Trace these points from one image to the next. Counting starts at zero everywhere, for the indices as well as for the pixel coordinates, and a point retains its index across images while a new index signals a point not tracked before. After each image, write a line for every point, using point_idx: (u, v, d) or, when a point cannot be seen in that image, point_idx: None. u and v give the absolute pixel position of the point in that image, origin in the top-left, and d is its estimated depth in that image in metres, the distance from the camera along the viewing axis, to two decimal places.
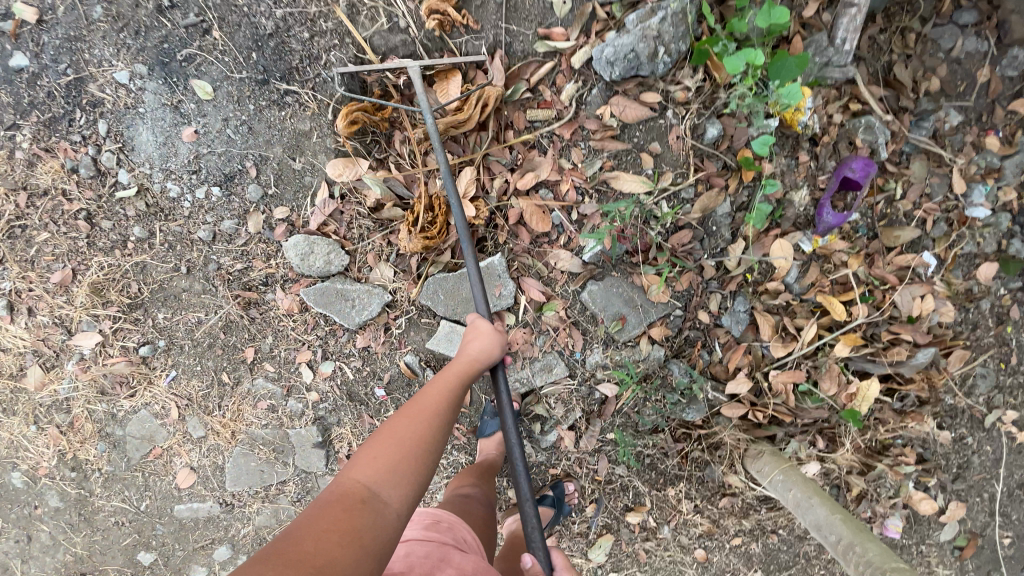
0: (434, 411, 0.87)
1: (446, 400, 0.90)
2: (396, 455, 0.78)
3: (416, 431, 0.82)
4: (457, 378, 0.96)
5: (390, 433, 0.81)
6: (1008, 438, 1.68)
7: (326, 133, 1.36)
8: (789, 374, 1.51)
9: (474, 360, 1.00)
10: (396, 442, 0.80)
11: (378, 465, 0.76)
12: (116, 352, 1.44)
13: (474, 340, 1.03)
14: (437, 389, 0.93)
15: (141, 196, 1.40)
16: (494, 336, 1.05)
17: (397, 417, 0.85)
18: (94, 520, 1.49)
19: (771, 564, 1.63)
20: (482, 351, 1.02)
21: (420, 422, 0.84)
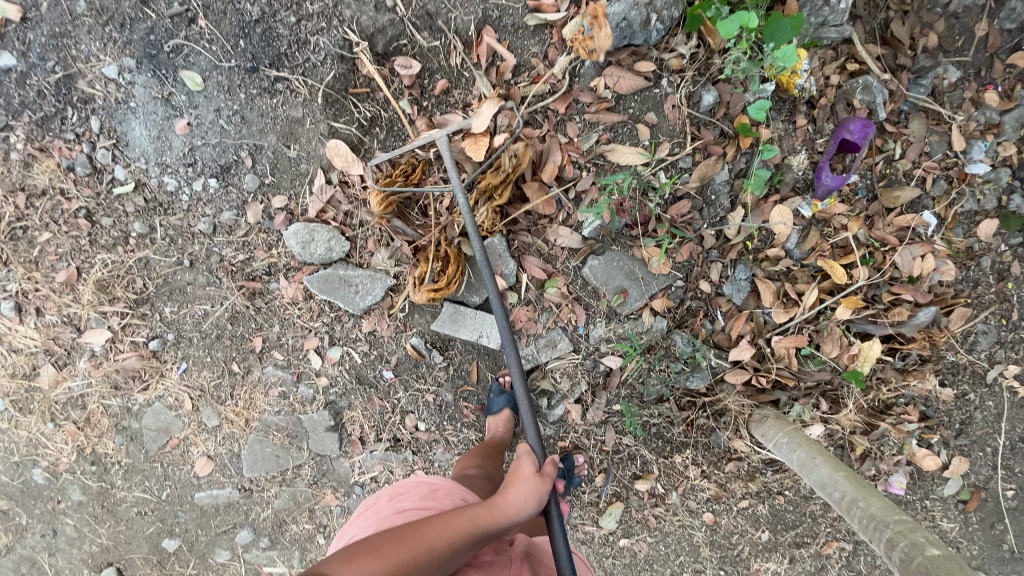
0: (439, 535, 0.88)
1: (454, 534, 0.89)
2: (375, 567, 0.81)
3: (407, 551, 0.83)
4: (478, 516, 0.93)
5: (380, 546, 0.85)
6: (1009, 393, 1.70)
7: (319, 118, 1.36)
8: (791, 339, 1.53)
9: (508, 513, 0.97)
10: (378, 555, 0.83)
11: (353, 574, 0.80)
12: (126, 347, 1.46)
13: (517, 489, 1.02)
14: (455, 521, 0.92)
15: (139, 191, 1.40)
16: (536, 483, 1.05)
17: (395, 534, 0.88)
18: (116, 511, 1.54)
19: (778, 525, 1.66)
20: (522, 499, 1.01)
21: (415, 541, 0.86)
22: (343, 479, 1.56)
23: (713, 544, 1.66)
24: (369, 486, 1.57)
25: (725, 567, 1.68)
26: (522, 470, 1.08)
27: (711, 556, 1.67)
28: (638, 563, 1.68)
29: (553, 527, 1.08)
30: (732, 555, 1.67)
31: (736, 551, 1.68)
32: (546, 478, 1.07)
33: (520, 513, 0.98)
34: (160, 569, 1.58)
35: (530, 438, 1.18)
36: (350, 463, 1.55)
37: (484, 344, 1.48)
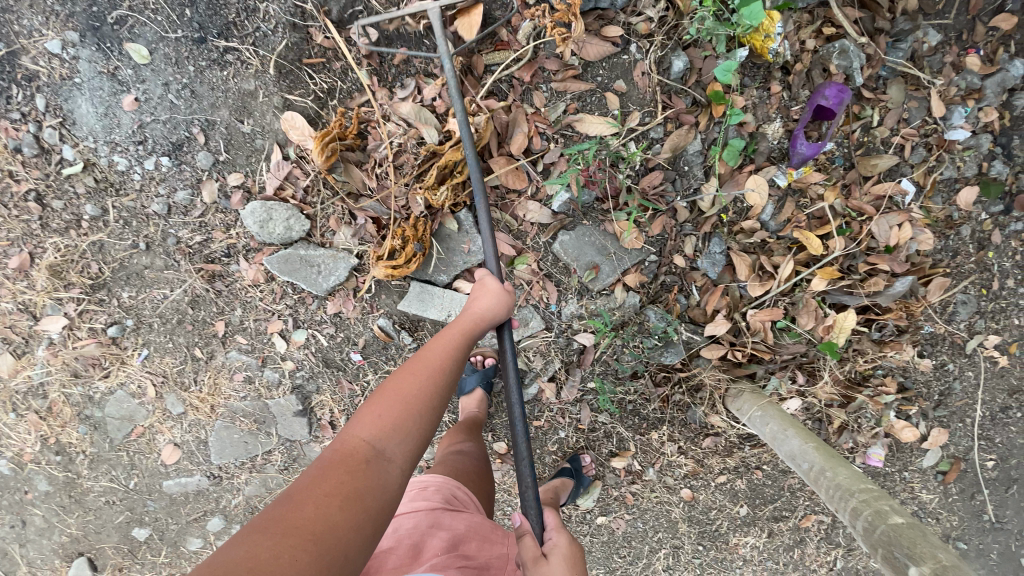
0: (438, 363, 0.88)
1: (452, 354, 0.91)
2: (398, 408, 0.79)
3: (420, 386, 0.83)
4: (464, 333, 0.97)
5: (390, 389, 0.81)
6: (989, 362, 1.68)
7: (273, 91, 1.30)
8: (767, 312, 1.50)
9: (482, 316, 1.01)
10: (395, 399, 0.80)
11: (379, 420, 0.77)
12: (85, 334, 1.42)
13: (484, 300, 1.05)
14: (443, 342, 0.93)
15: (89, 172, 1.35)
16: (502, 295, 1.07)
17: (400, 372, 0.85)
18: (84, 501, 1.51)
19: (757, 499, 1.65)
20: (487, 306, 1.04)
21: (421, 373, 0.85)
22: None
23: (691, 520, 1.65)
24: None
25: (705, 543, 1.67)
26: (487, 287, 1.08)
27: (689, 531, 1.66)
28: (617, 541, 1.67)
29: (507, 351, 1.10)
30: (710, 530, 1.66)
31: (716, 527, 1.67)
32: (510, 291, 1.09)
33: (490, 315, 1.03)
34: (131, 559, 1.55)
35: (489, 260, 1.15)
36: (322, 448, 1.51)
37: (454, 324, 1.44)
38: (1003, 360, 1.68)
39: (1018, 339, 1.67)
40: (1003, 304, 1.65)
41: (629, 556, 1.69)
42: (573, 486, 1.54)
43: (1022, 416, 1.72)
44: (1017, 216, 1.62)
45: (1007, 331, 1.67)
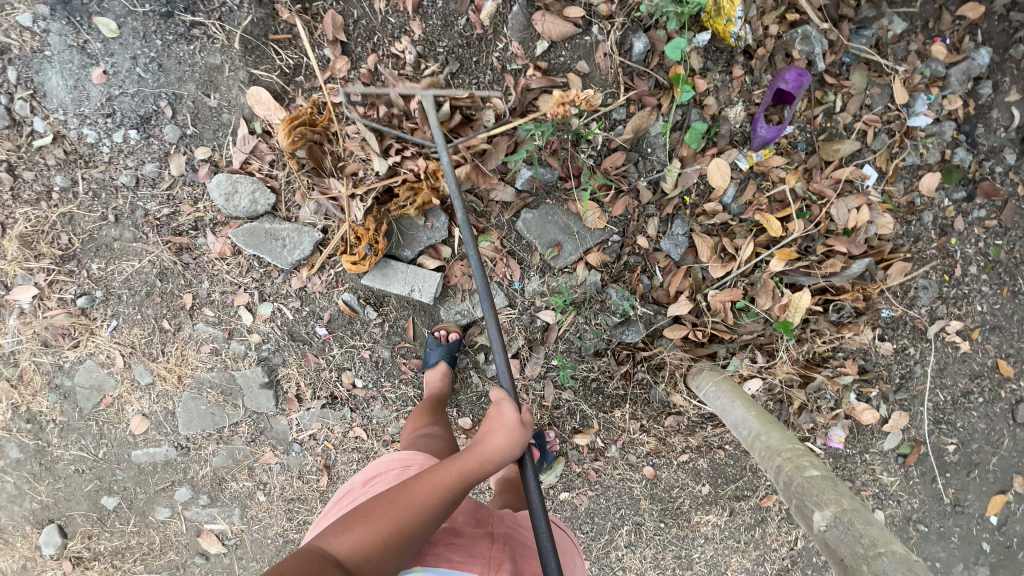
0: (430, 495, 0.88)
1: (447, 489, 0.90)
2: (369, 533, 0.82)
3: (399, 516, 0.85)
4: (467, 474, 0.92)
5: (372, 511, 0.85)
6: (950, 347, 1.70)
7: (239, 66, 1.33)
8: (727, 293, 1.52)
9: (491, 458, 0.94)
10: (374, 522, 0.84)
11: (350, 539, 0.82)
12: (54, 304, 1.44)
13: (499, 436, 0.96)
14: (446, 470, 0.92)
15: (59, 144, 1.37)
16: (519, 432, 0.97)
17: (387, 497, 0.88)
18: (54, 469, 1.54)
19: (718, 478, 1.67)
20: (503, 445, 0.96)
21: (406, 503, 0.87)
22: (282, 437, 1.55)
23: (653, 497, 1.68)
24: (307, 444, 1.56)
25: (666, 520, 1.70)
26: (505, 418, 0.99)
27: (651, 508, 1.69)
28: (580, 517, 1.70)
29: (530, 488, 1.01)
30: (672, 508, 1.69)
31: (678, 506, 1.69)
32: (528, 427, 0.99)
33: (502, 454, 0.96)
34: (100, 527, 1.58)
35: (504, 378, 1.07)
36: (288, 421, 1.54)
37: (418, 299, 1.47)
38: (964, 345, 1.70)
39: (979, 325, 1.70)
40: (965, 291, 1.68)
41: (592, 532, 1.71)
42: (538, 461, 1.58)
43: (983, 401, 1.74)
44: (979, 203, 1.64)
45: (969, 317, 1.69)
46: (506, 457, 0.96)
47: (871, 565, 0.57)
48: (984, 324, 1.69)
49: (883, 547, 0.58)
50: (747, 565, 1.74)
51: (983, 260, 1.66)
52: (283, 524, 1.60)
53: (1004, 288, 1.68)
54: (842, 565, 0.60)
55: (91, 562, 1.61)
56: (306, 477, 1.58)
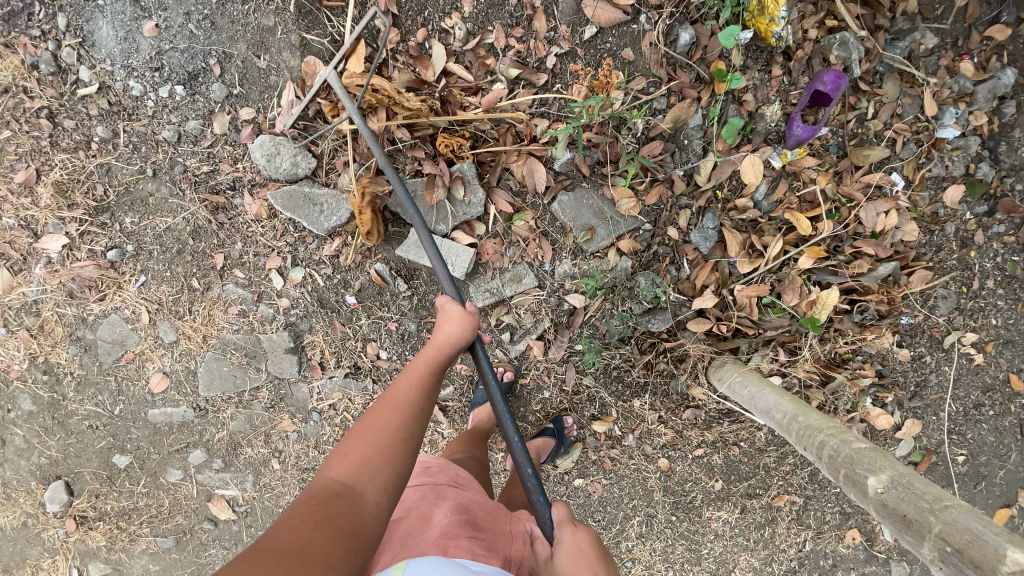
0: (410, 397, 0.81)
1: (421, 383, 0.84)
2: (373, 447, 0.73)
3: (396, 419, 0.77)
4: (433, 361, 0.89)
5: (364, 427, 0.76)
6: (965, 359, 1.72)
7: (291, 29, 1.34)
8: (753, 288, 1.53)
9: (450, 341, 0.93)
10: (371, 434, 0.75)
11: (355, 461, 0.72)
12: (83, 255, 1.43)
13: (447, 323, 0.96)
14: (415, 371, 0.86)
15: (104, 95, 1.37)
16: (466, 316, 0.98)
17: (372, 411, 0.79)
18: (67, 424, 1.52)
19: (732, 475, 1.67)
20: (453, 331, 0.95)
21: (389, 408, 0.79)
22: (301, 405, 1.54)
23: (666, 490, 1.68)
24: (326, 414, 1.55)
25: (678, 514, 1.70)
26: (450, 310, 1.00)
27: (663, 501, 1.69)
28: (591, 504, 1.70)
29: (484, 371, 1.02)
30: (684, 502, 1.69)
31: (690, 500, 1.69)
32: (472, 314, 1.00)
33: (459, 343, 0.94)
34: (109, 486, 1.56)
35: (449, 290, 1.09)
36: (309, 389, 1.53)
37: (448, 273, 1.47)
38: (979, 358, 1.72)
39: (995, 339, 1.72)
40: (982, 304, 1.70)
41: (603, 521, 1.71)
42: (553, 445, 1.59)
43: (994, 414, 1.76)
44: (1000, 219, 1.66)
45: (985, 331, 1.71)
46: (464, 335, 0.95)
47: (939, 516, 0.61)
48: (999, 338, 1.71)
49: (949, 500, 0.63)
50: (754, 564, 1.74)
51: (1001, 275, 1.68)
52: (296, 494, 1.59)
53: (1018, 303, 1.69)
54: (906, 520, 0.64)
55: (97, 522, 1.59)
56: (322, 447, 1.57)
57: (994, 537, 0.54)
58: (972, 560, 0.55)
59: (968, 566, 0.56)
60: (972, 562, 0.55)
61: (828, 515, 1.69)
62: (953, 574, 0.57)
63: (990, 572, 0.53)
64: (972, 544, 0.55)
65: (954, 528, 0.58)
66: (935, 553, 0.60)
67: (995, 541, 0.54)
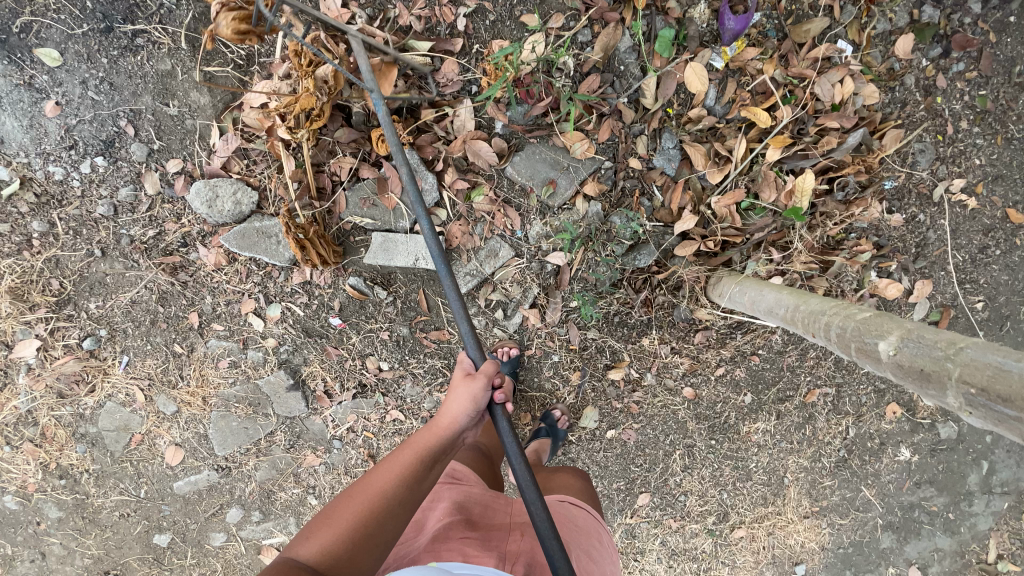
0: (388, 483, 0.80)
1: (404, 474, 0.81)
2: (338, 535, 0.73)
3: (365, 508, 0.77)
4: (430, 448, 0.86)
5: (335, 512, 0.76)
6: (958, 207, 1.68)
7: (190, 66, 1.29)
8: (730, 196, 1.48)
9: (451, 425, 0.88)
10: (337, 521, 0.75)
11: (318, 545, 0.73)
12: (60, 352, 1.40)
13: (452, 397, 0.91)
14: (399, 459, 0.84)
15: (28, 189, 1.32)
16: (474, 390, 0.92)
17: (344, 495, 0.79)
18: (99, 519, 1.51)
19: (759, 385, 1.65)
20: (456, 407, 0.90)
21: (365, 492, 0.78)
22: (320, 437, 1.52)
23: (699, 417, 1.65)
24: (347, 439, 1.53)
25: (717, 438, 1.66)
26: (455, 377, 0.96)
27: (699, 429, 1.65)
28: (630, 452, 1.64)
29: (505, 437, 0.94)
30: (719, 423, 1.66)
31: (726, 422, 1.66)
32: (479, 378, 0.94)
33: (460, 419, 0.89)
34: (159, 566, 1.56)
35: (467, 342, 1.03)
36: (322, 419, 1.51)
37: (424, 268, 1.44)
38: (972, 202, 1.68)
39: (983, 179, 1.67)
40: (962, 148, 1.65)
41: (645, 465, 1.65)
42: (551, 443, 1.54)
43: (1002, 253, 1.72)
44: (957, 57, 1.59)
45: (971, 173, 1.66)
46: (467, 420, 0.90)
47: (956, 361, 0.59)
48: (987, 176, 1.67)
49: (964, 342, 0.60)
50: (804, 464, 1.71)
51: (973, 114, 1.63)
52: None
53: (997, 137, 1.65)
54: (924, 374, 0.62)
55: None
56: (353, 472, 1.55)
57: (1014, 365, 0.51)
58: (999, 394, 0.52)
59: (994, 402, 0.53)
60: (999, 397, 0.52)
61: (862, 396, 1.68)
62: (982, 415, 0.55)
63: (1018, 400, 0.50)
64: (997, 378, 0.52)
65: (974, 368, 0.55)
66: (960, 399, 0.57)
67: (1017, 368, 0.51)
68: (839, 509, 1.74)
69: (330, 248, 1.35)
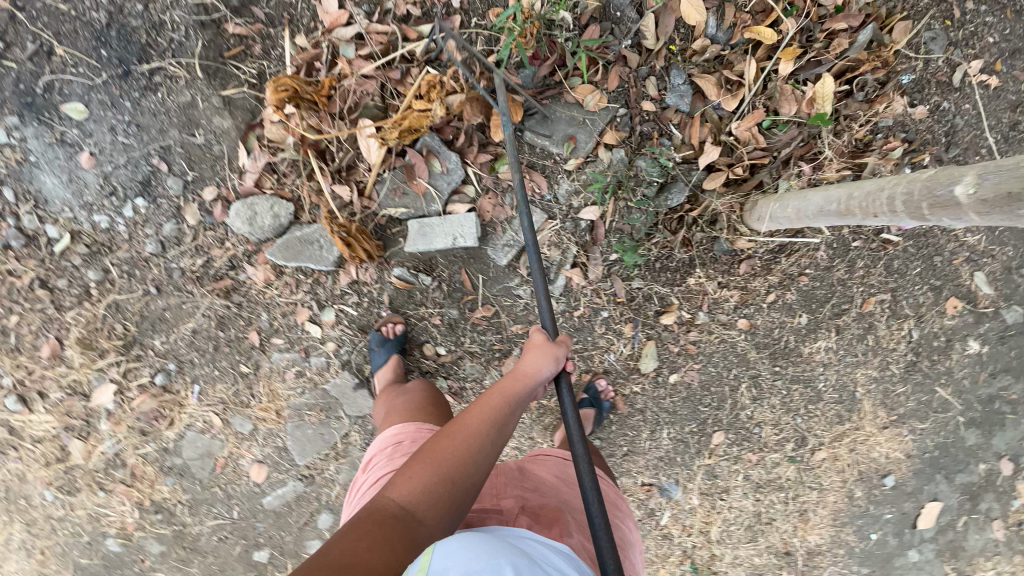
0: (480, 425, 0.85)
1: (493, 416, 0.87)
2: (435, 476, 0.75)
3: (459, 451, 0.80)
4: (514, 393, 0.93)
5: (428, 452, 0.79)
6: (982, 89, 1.63)
7: (208, 93, 1.33)
8: (750, 118, 1.47)
9: (528, 375, 0.97)
10: (434, 459, 0.78)
11: (417, 483, 0.74)
12: (135, 392, 1.46)
13: (531, 355, 1.02)
14: (487, 400, 0.90)
15: (79, 241, 1.38)
16: (549, 350, 1.04)
17: (434, 437, 0.82)
18: (199, 546, 1.56)
19: (813, 304, 1.63)
20: (536, 362, 1.01)
21: (459, 435, 0.82)
22: None
23: (760, 347, 1.63)
24: None
25: (781, 364, 1.64)
26: (533, 341, 1.07)
27: (762, 358, 1.64)
28: (697, 394, 1.63)
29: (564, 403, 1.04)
30: (780, 349, 1.64)
31: (788, 347, 1.64)
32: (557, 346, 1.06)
33: (540, 372, 0.99)
34: None
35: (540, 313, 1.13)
36: None
37: (463, 247, 1.46)
38: (994, 81, 1.63)
39: (1001, 55, 1.63)
40: (973, 28, 1.61)
41: (713, 403, 1.64)
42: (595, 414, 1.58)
43: None
44: None
45: (988, 52, 1.62)
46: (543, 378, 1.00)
47: None
48: (1005, 52, 1.62)
49: None
50: (873, 374, 1.68)
51: None
52: None
53: (1007, 10, 1.60)
54: (1011, 196, 0.64)
55: None
56: None
57: None
58: None
59: None
60: None
61: (919, 296, 1.64)
62: None
63: None
64: None
65: None
66: None
67: None
68: (916, 414, 1.71)
69: (374, 242, 1.40)
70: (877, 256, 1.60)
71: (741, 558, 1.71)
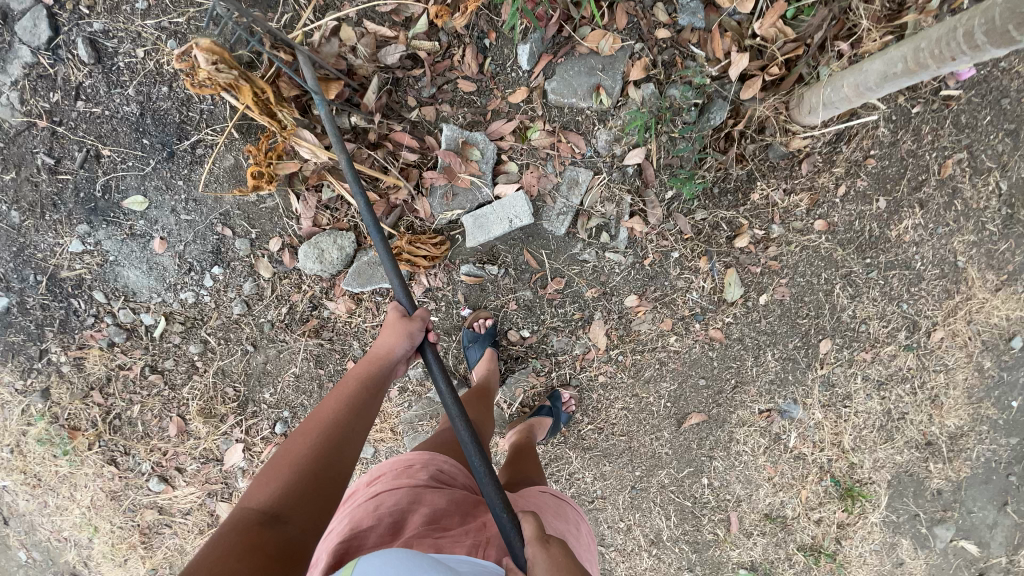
0: (333, 413, 0.90)
1: (348, 404, 0.92)
2: (294, 472, 0.78)
3: (313, 442, 0.83)
4: (368, 372, 0.98)
5: (285, 454, 0.81)
6: None
7: (248, 150, 1.38)
8: (774, 12, 1.37)
9: (385, 354, 1.01)
10: (297, 454, 0.81)
11: (277, 485, 0.76)
12: (261, 445, 1.55)
13: (385, 333, 1.05)
14: (343, 388, 0.95)
15: (173, 321, 1.46)
16: (403, 323, 1.06)
17: (292, 437, 0.84)
18: None
19: (889, 184, 1.54)
20: (392, 340, 1.03)
21: (314, 432, 0.86)
22: None
23: (843, 243, 1.56)
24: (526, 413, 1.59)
25: (870, 255, 1.57)
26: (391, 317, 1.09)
27: (849, 254, 1.57)
28: (791, 308, 1.58)
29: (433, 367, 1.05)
30: (866, 240, 1.56)
31: (872, 234, 1.56)
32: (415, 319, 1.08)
33: (396, 351, 1.02)
34: None
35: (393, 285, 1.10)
36: None
37: (521, 226, 1.48)
38: None
39: None
40: None
41: (811, 312, 1.58)
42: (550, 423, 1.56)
43: None
44: None
45: None
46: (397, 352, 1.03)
47: None
48: None
49: None
50: (973, 239, 1.57)
51: None
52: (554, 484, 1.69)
53: None
54: None
55: None
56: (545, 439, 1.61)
57: None
58: None
59: None
60: None
61: (997, 145, 1.52)
62: None
63: None
64: None
65: None
66: None
67: None
68: None
69: (432, 243, 1.46)
70: (946, 115, 1.49)
71: (882, 460, 1.64)
